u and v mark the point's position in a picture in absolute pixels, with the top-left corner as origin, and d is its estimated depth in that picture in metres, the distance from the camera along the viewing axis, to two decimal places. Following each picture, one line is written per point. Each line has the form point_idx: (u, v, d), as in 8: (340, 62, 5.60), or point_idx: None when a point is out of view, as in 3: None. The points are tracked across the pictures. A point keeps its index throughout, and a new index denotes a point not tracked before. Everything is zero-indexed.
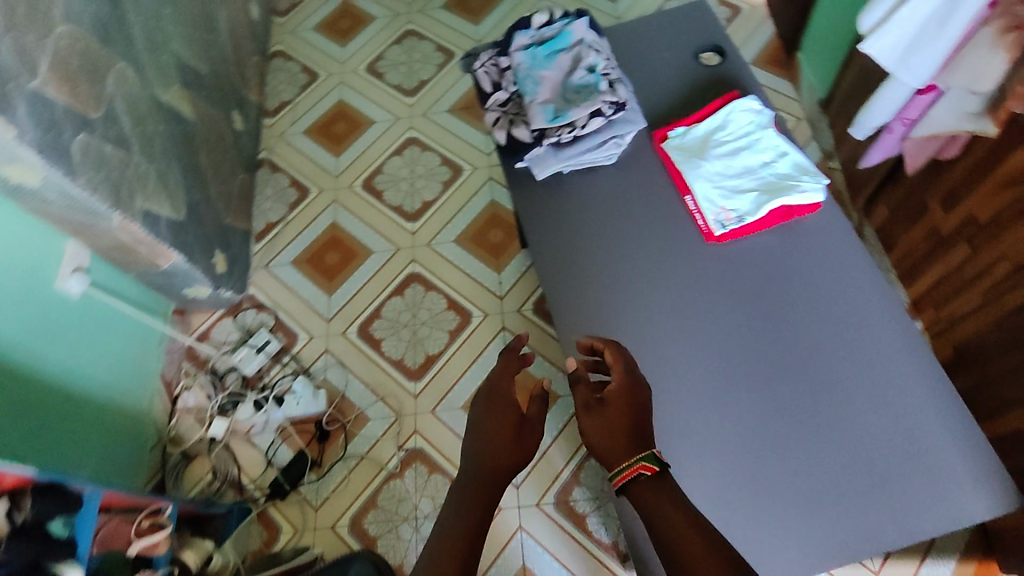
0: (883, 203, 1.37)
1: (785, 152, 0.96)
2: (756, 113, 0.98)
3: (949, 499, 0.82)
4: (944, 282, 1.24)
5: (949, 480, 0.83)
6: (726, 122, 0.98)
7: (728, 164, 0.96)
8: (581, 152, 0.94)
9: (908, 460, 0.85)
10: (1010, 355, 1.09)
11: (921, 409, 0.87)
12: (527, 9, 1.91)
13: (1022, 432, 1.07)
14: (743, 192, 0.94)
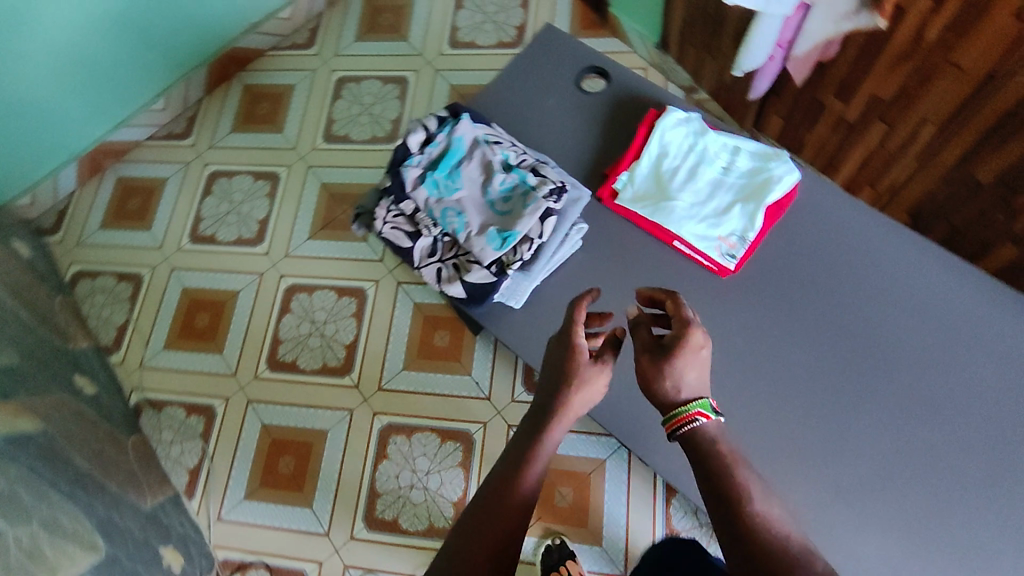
0: (773, 113, 1.36)
1: (733, 146, 0.98)
2: (682, 121, 0.99)
3: None
4: (870, 159, 1.25)
5: None
6: (666, 145, 0.99)
7: (693, 188, 0.97)
8: (548, 258, 0.93)
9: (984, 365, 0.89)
10: (971, 203, 1.13)
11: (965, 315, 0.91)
12: (324, 90, 1.69)
13: (1017, 260, 1.13)
14: (725, 207, 0.95)
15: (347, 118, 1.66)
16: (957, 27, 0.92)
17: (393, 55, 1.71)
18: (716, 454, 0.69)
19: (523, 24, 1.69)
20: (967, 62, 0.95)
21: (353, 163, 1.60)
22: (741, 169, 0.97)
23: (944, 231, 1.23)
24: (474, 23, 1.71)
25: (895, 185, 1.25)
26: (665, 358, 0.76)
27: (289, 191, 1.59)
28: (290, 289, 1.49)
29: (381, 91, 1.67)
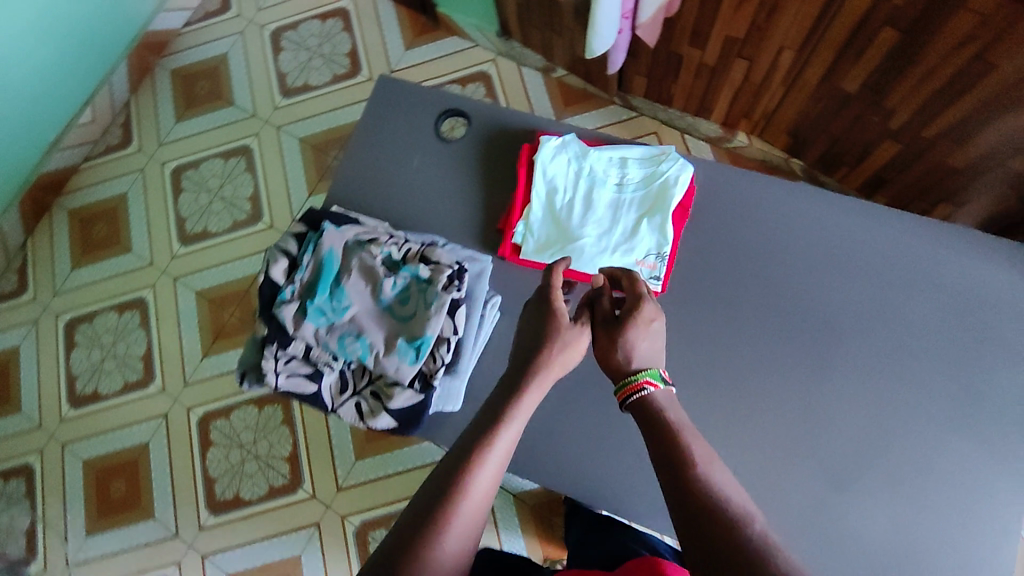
0: (634, 75, 1.29)
1: (624, 159, 0.77)
2: (561, 145, 0.77)
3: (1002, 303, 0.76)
4: (740, 94, 1.21)
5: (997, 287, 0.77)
6: (548, 181, 0.76)
7: (593, 220, 0.75)
8: (474, 352, 0.72)
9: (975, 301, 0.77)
10: (843, 114, 1.10)
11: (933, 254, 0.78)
12: (161, 189, 1.50)
13: (901, 157, 1.10)
14: (636, 236, 0.74)
15: (199, 212, 1.47)
16: None
17: (225, 126, 1.53)
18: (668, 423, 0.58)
19: (352, 49, 1.54)
20: None
21: (223, 259, 1.43)
22: (641, 180, 0.76)
23: (826, 145, 1.20)
24: (301, 64, 1.54)
25: (767, 113, 1.22)
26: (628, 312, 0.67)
27: (164, 314, 1.41)
28: (204, 420, 1.34)
29: (225, 170, 1.49)
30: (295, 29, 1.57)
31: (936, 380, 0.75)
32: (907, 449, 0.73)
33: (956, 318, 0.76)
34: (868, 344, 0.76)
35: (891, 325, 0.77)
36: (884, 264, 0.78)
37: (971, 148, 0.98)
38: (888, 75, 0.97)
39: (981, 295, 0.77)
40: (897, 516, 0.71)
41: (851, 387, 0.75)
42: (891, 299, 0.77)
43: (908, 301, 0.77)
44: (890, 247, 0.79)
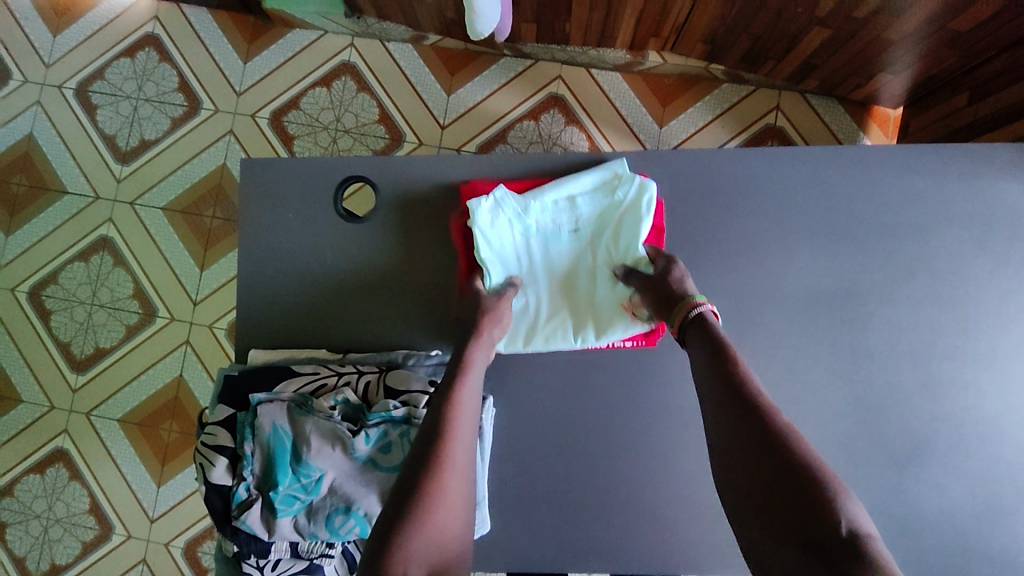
0: (519, 24, 1.11)
1: (571, 197, 0.71)
2: (500, 203, 0.69)
3: (1000, 203, 0.71)
4: (645, 15, 1.04)
5: (991, 187, 0.71)
6: (497, 250, 0.70)
7: (557, 280, 0.71)
8: None
9: (973, 210, 0.71)
10: (763, 13, 0.97)
11: (920, 173, 0.71)
12: (24, 320, 1.25)
13: (832, 39, 0.99)
14: (608, 283, 0.71)
15: (81, 330, 1.24)
16: None
17: (68, 220, 1.26)
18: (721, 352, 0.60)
19: (182, 80, 1.27)
20: None
21: (133, 373, 1.23)
22: (597, 218, 0.71)
23: (746, 46, 1.08)
24: (127, 118, 1.27)
25: (678, 25, 1.06)
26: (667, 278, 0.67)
27: (92, 457, 1.21)
28: (189, 551, 1.19)
29: (90, 273, 1.25)
30: (102, 77, 1.27)
31: (958, 308, 0.70)
32: (948, 389, 0.70)
33: (960, 234, 0.71)
34: (880, 293, 0.71)
35: (899, 264, 0.71)
36: (875, 200, 0.71)
37: (908, 19, 0.88)
38: None
39: (981, 202, 0.71)
40: (955, 459, 0.69)
41: (880, 345, 0.70)
42: (892, 237, 0.71)
43: (910, 233, 0.71)
44: (878, 180, 0.71)
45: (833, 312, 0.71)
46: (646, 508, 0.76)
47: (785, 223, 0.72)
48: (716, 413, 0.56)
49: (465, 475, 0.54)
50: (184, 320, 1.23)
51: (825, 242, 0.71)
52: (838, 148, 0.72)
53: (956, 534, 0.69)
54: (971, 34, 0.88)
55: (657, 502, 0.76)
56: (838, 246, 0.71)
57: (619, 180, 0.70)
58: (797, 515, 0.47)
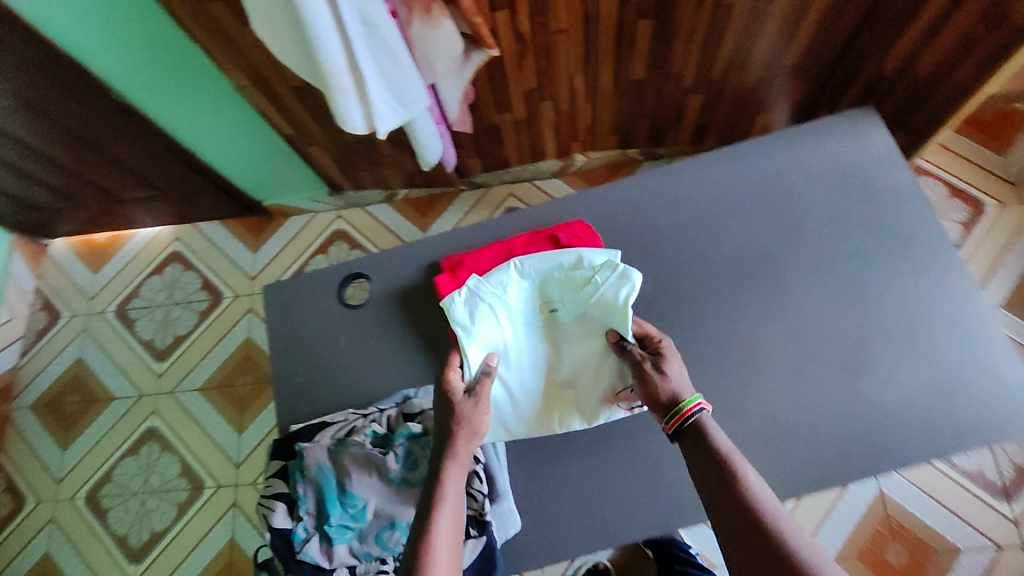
0: (466, 159, 1.37)
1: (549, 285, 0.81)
2: (491, 287, 0.80)
3: (858, 157, 0.88)
4: (559, 123, 1.31)
5: (845, 149, 0.88)
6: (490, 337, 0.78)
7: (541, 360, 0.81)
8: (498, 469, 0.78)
9: (840, 168, 0.88)
10: (645, 93, 1.23)
11: (789, 155, 0.89)
12: (83, 525, 1.33)
13: (706, 100, 1.25)
14: (594, 367, 0.80)
15: (136, 520, 1.32)
16: (535, 10, 1.00)
17: (118, 422, 1.41)
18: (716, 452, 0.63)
19: (203, 281, 1.50)
20: (563, 19, 1.02)
21: (188, 547, 1.29)
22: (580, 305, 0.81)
23: (647, 124, 1.33)
24: (161, 322, 1.48)
25: (588, 124, 1.32)
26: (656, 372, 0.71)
27: None
28: None
29: (141, 463, 1.36)
30: (138, 295, 1.51)
31: (854, 240, 0.84)
32: (877, 307, 0.81)
33: (833, 187, 0.87)
34: (790, 247, 0.84)
35: (796, 221, 0.85)
36: (758, 181, 0.88)
37: (750, 66, 1.14)
38: (663, 48, 1.11)
39: (838, 161, 0.88)
40: (906, 355, 0.77)
41: (806, 289, 0.82)
42: (782, 203, 0.87)
43: (795, 196, 0.87)
44: (755, 166, 0.89)
45: (758, 271, 0.83)
46: (663, 485, 0.79)
47: (695, 216, 0.87)
48: (720, 523, 0.60)
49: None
50: (229, 483, 1.32)
51: (731, 220, 0.86)
52: (716, 155, 0.90)
53: (931, 421, 0.75)
54: (800, 65, 1.13)
55: (673, 475, 0.79)
56: (742, 221, 0.86)
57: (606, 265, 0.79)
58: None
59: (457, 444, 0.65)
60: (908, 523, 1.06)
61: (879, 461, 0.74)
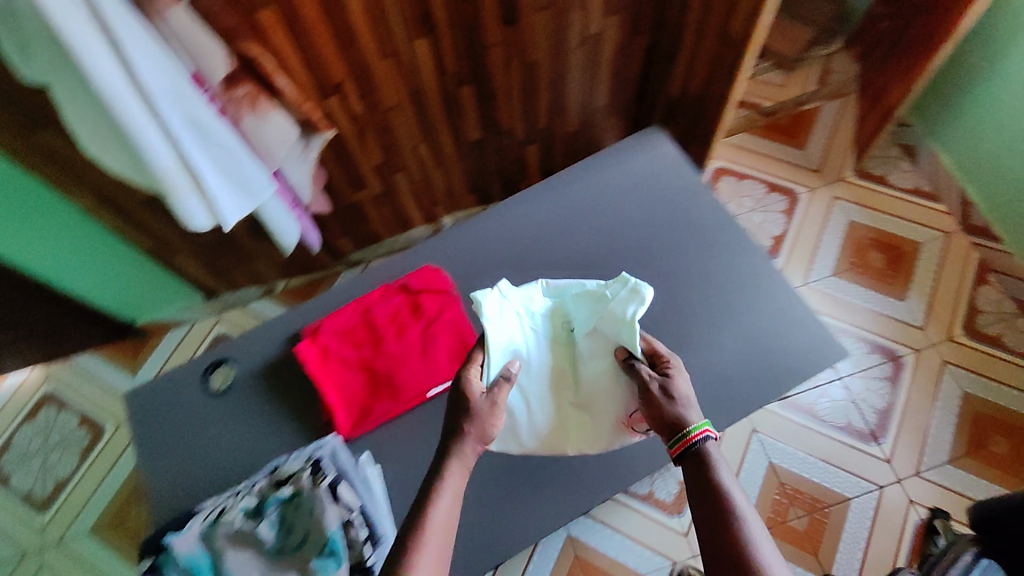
0: (338, 239, 1.43)
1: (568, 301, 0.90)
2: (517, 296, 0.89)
3: (659, 165, 1.00)
4: (417, 191, 1.40)
5: (647, 161, 1.01)
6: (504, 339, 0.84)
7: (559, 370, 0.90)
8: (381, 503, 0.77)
9: (646, 177, 0.99)
10: (487, 151, 1.35)
11: (601, 174, 1.00)
12: None
13: (543, 147, 1.39)
14: (611, 388, 0.89)
15: None
16: (362, 93, 1.09)
17: None
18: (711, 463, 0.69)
19: (82, 416, 1.42)
20: (391, 96, 1.12)
21: None
22: (592, 322, 0.88)
23: (498, 178, 1.46)
24: (40, 470, 1.38)
25: (445, 187, 1.42)
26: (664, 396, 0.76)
27: None
28: None
29: None
30: (9, 447, 1.41)
31: (665, 239, 0.94)
32: (701, 291, 0.91)
33: (639, 198, 0.98)
34: (613, 255, 0.94)
35: (612, 231, 0.95)
36: (575, 204, 0.98)
37: (569, 111, 1.29)
38: (490, 110, 1.24)
39: (642, 172, 0.99)
40: (721, 325, 0.88)
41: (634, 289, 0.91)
42: (598, 219, 0.97)
43: (608, 211, 0.97)
44: (569, 192, 0.99)
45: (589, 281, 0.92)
46: (550, 485, 0.92)
47: (525, 245, 0.95)
48: (702, 527, 0.66)
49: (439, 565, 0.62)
50: None
51: (557, 242, 0.95)
52: (535, 189, 1.00)
53: (760, 378, 0.85)
54: (611, 103, 1.29)
55: (555, 472, 0.92)
56: (567, 241, 0.95)
57: (619, 281, 0.85)
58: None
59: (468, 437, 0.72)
60: (795, 483, 1.22)
61: (719, 421, 0.84)
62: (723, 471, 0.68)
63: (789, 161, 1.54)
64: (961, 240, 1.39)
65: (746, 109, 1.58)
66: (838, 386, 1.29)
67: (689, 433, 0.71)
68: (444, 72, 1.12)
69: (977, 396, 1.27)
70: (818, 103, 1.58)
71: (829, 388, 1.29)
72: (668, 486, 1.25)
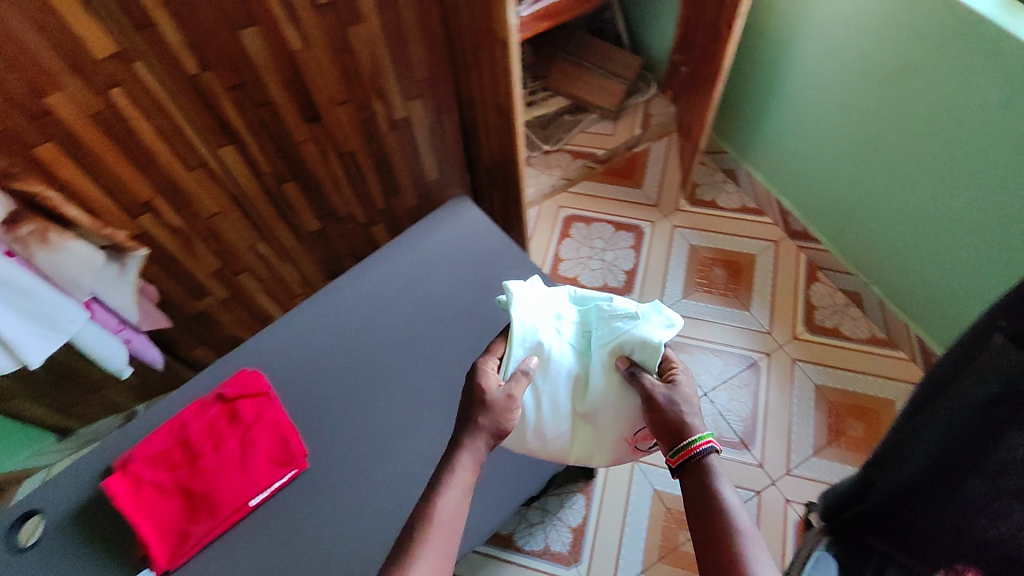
0: (194, 350, 1.39)
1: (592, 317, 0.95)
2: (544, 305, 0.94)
3: (461, 239, 1.10)
4: (270, 289, 1.39)
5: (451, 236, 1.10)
6: (542, 340, 0.90)
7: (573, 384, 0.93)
8: None
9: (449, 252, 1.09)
10: (333, 240, 1.37)
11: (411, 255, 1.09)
12: None
13: (390, 228, 1.41)
14: (615, 405, 0.90)
15: None
16: (177, 207, 1.09)
17: None
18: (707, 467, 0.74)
19: None
20: (210, 204, 1.12)
21: None
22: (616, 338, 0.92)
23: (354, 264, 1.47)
24: None
25: (298, 281, 1.42)
26: (672, 409, 0.80)
27: None
28: None
29: None
30: None
31: (477, 298, 1.06)
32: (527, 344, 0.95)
33: (452, 263, 1.08)
34: (431, 321, 1.04)
35: (428, 303, 1.05)
36: (395, 279, 1.07)
37: (405, 190, 1.33)
38: (323, 202, 1.25)
39: (445, 247, 1.09)
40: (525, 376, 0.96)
41: (451, 349, 1.02)
42: (416, 290, 1.06)
43: (424, 281, 1.07)
44: (389, 269, 1.08)
45: (410, 350, 1.02)
46: None
47: (352, 325, 1.04)
48: (690, 515, 0.73)
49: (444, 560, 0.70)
50: None
51: (380, 317, 1.04)
52: (358, 269, 1.09)
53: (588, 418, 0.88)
54: (443, 176, 1.34)
55: None
56: (389, 315, 1.05)
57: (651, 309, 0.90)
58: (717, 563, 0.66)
59: (480, 426, 0.80)
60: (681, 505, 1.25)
61: None
62: (723, 483, 0.72)
63: (629, 200, 1.64)
64: (789, 246, 1.51)
65: (583, 159, 1.67)
66: (706, 401, 1.36)
67: (692, 441, 0.75)
68: (259, 175, 1.12)
69: (829, 387, 1.35)
70: (647, 144, 1.70)
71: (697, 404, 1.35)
72: (559, 535, 1.25)
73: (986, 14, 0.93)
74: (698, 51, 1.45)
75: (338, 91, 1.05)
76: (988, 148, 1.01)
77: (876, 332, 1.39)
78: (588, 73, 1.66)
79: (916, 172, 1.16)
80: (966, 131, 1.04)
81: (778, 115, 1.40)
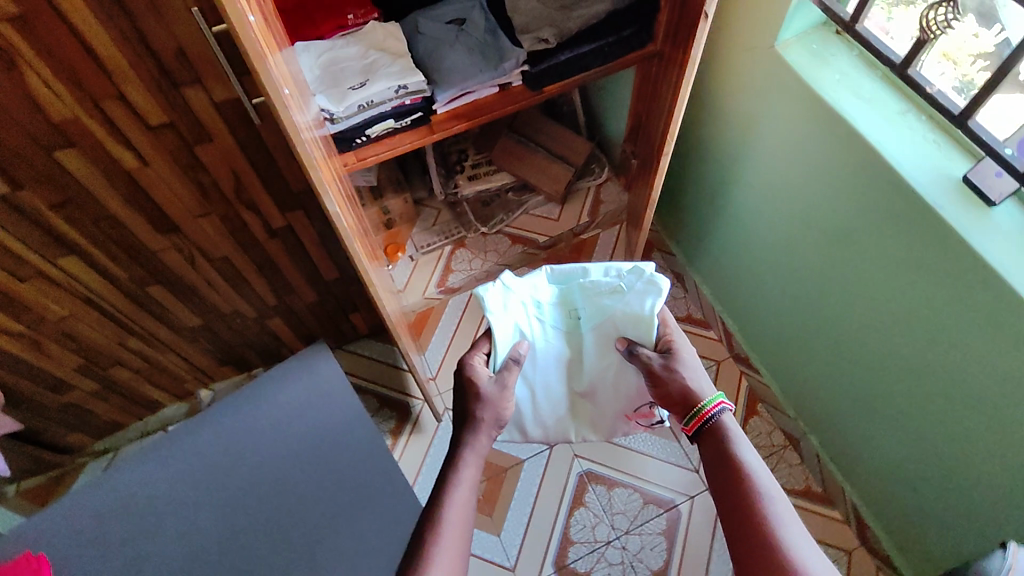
0: (63, 436, 1.26)
1: (576, 292, 0.92)
2: (526, 291, 0.92)
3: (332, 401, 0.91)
4: (151, 377, 1.25)
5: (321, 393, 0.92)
6: (517, 327, 0.91)
7: (568, 363, 0.97)
8: None
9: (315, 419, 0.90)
10: (222, 333, 1.23)
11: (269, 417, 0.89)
12: None
13: (289, 322, 1.28)
14: (612, 377, 0.97)
15: None
16: (14, 315, 0.95)
17: None
18: (721, 434, 0.76)
19: None
20: (57, 308, 0.98)
21: None
22: (599, 314, 0.92)
23: (252, 351, 1.33)
24: None
25: (185, 369, 1.29)
26: (671, 368, 0.83)
27: None
28: None
29: None
30: None
31: (314, 487, 0.86)
32: None
33: (293, 436, 0.88)
34: (261, 511, 0.84)
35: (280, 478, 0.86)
36: (217, 458, 0.86)
37: (301, 288, 1.19)
38: (202, 301, 1.11)
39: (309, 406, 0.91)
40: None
41: (271, 559, 0.82)
42: (259, 465, 0.86)
43: (252, 454, 0.87)
44: (224, 434, 0.87)
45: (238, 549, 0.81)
46: None
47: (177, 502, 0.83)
48: (712, 483, 0.75)
49: (461, 546, 0.71)
50: None
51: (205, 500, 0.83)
52: (174, 439, 0.87)
53: None
54: (344, 277, 1.20)
55: None
56: (223, 492, 0.84)
57: (636, 274, 0.89)
58: (744, 529, 0.68)
59: (479, 420, 0.83)
60: None
61: None
62: (739, 443, 0.75)
63: None
64: (730, 367, 1.34)
65: (523, 246, 1.54)
66: (615, 546, 1.22)
67: (707, 405, 0.78)
68: (113, 280, 0.98)
69: None
70: (596, 231, 1.57)
71: (605, 549, 1.22)
72: None
73: (937, 204, 0.77)
74: (647, 150, 1.30)
75: (197, 204, 0.90)
76: (937, 344, 0.87)
77: (811, 483, 1.23)
78: (535, 154, 1.48)
79: (858, 342, 1.01)
80: (910, 318, 0.89)
81: (721, 235, 1.25)
